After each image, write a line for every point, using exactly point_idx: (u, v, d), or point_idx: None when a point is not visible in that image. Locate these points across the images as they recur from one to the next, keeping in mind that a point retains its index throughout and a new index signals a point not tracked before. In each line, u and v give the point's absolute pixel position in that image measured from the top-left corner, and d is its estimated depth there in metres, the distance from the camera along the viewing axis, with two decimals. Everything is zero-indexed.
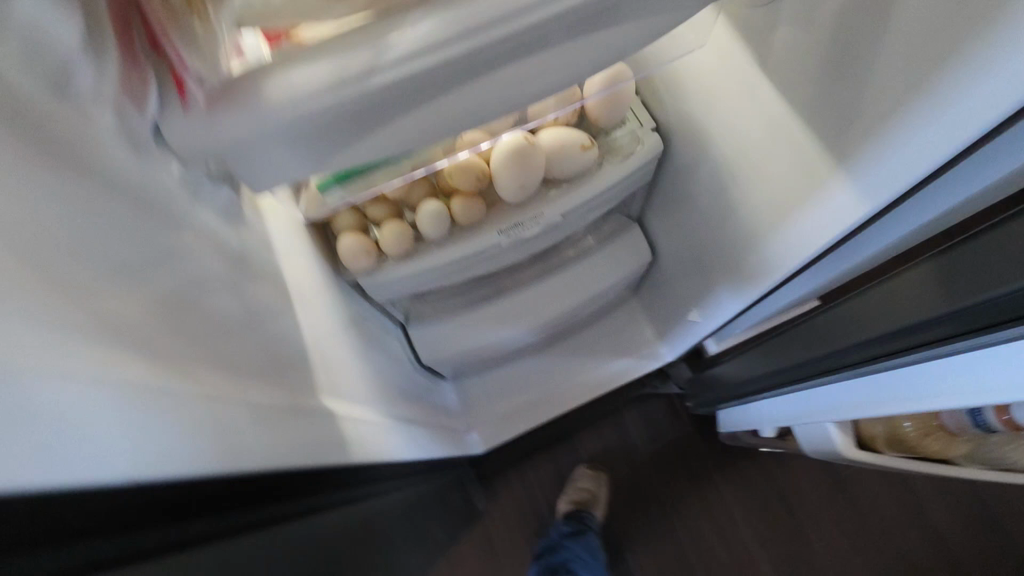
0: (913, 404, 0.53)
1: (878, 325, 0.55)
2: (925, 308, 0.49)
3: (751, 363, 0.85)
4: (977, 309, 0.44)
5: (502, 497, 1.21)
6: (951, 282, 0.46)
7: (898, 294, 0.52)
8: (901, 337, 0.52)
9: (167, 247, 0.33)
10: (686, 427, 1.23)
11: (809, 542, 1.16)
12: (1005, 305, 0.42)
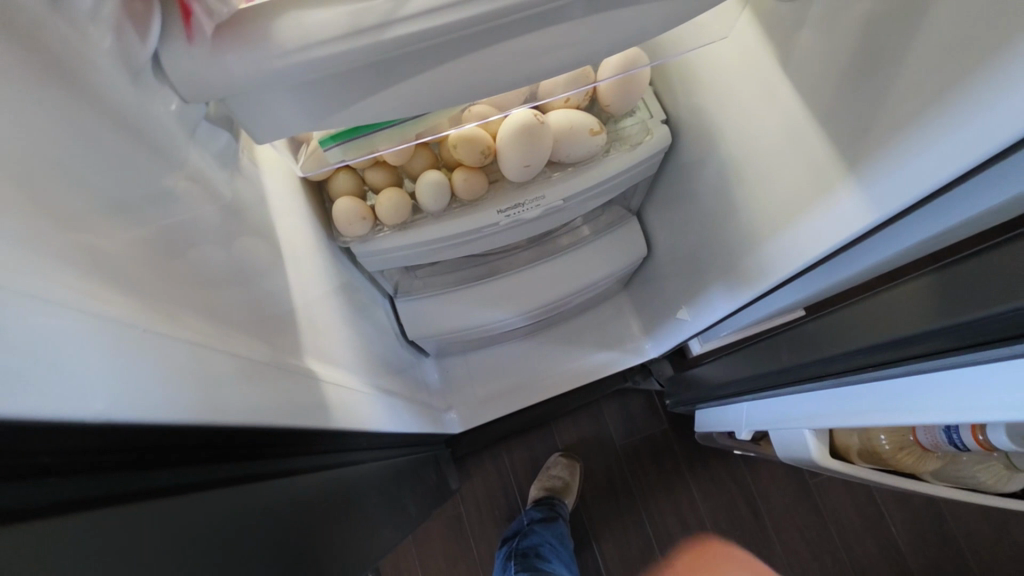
0: (892, 417, 0.53)
1: (867, 336, 0.55)
2: (917, 322, 0.49)
3: (734, 366, 0.86)
4: (969, 326, 0.44)
5: (475, 479, 1.21)
6: (947, 298, 0.46)
7: (892, 307, 0.52)
8: (889, 350, 0.52)
9: (159, 184, 0.31)
10: (662, 424, 1.24)
11: (770, 545, 1.18)
12: (997, 324, 0.42)
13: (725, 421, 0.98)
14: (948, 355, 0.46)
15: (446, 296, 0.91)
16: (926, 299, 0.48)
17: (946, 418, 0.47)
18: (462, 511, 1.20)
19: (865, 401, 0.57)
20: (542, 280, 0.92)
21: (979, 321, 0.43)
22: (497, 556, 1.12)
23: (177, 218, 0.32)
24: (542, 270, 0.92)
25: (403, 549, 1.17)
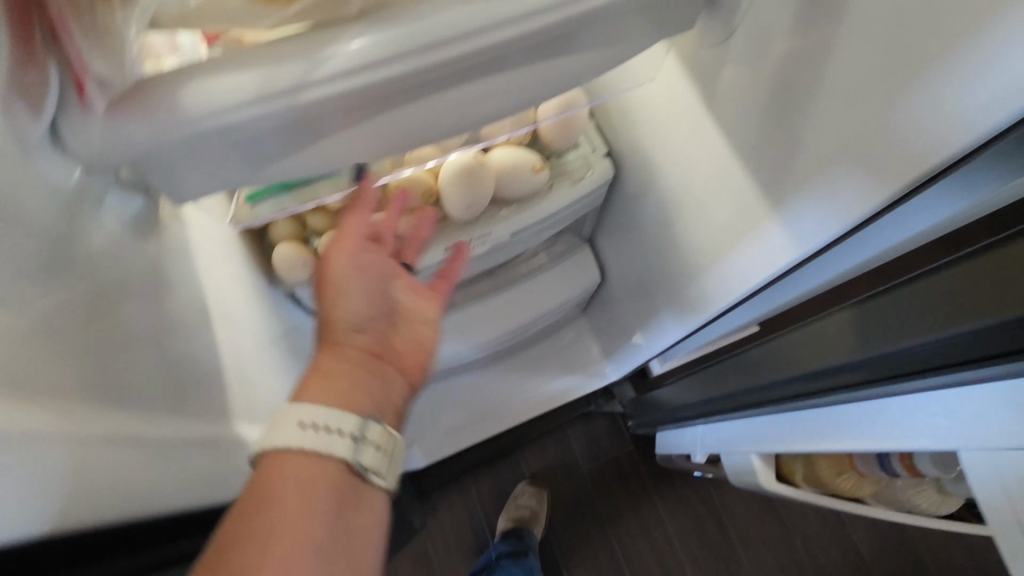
0: (835, 442, 0.56)
1: (803, 365, 0.58)
2: (843, 351, 0.52)
3: (691, 389, 0.86)
4: (892, 356, 0.47)
5: (441, 513, 1.20)
6: (867, 330, 0.49)
7: (820, 337, 0.55)
8: (822, 377, 0.55)
9: (46, 260, 0.30)
10: (627, 445, 1.25)
11: (738, 560, 1.19)
12: (923, 354, 0.44)
13: (682, 443, 0.99)
14: (900, 382, 0.47)
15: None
16: (875, 322, 0.48)
17: (884, 443, 0.51)
18: (429, 548, 1.17)
19: (826, 425, 0.58)
20: (496, 312, 0.92)
21: (927, 346, 0.43)
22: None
23: (65, 292, 0.31)
24: (497, 302, 0.92)
25: None
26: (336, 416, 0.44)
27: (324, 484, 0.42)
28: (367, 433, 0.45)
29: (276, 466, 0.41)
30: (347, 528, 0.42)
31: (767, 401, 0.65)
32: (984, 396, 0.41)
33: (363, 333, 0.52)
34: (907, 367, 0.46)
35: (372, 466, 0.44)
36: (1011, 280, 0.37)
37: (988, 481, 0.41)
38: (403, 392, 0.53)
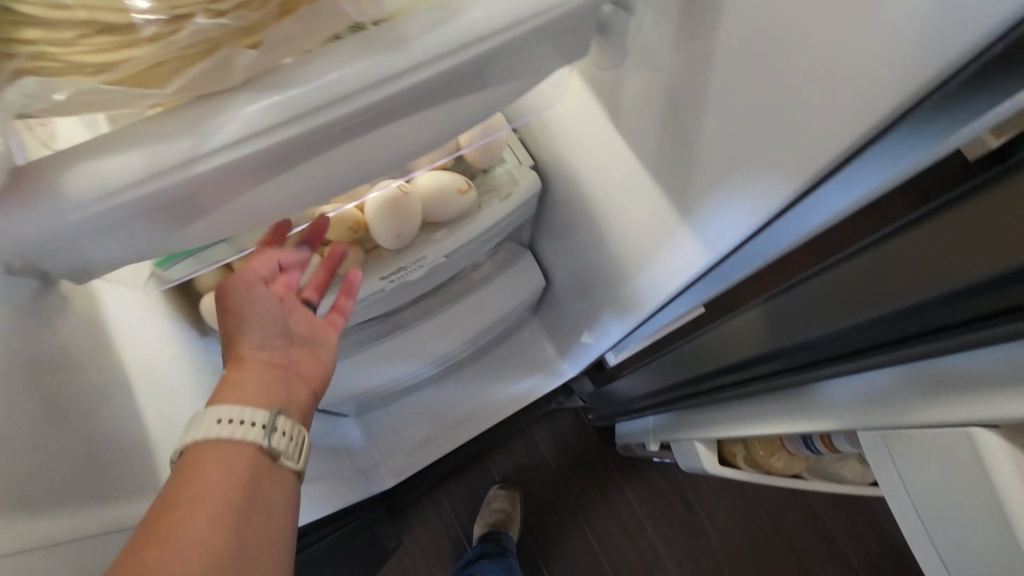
0: (759, 425, 0.64)
1: (735, 354, 0.66)
2: (767, 341, 0.60)
3: (647, 379, 0.90)
4: (807, 344, 0.55)
5: (416, 527, 1.20)
6: (783, 322, 0.58)
7: (747, 330, 0.63)
8: (750, 365, 0.64)
9: None
10: (591, 436, 1.28)
11: (706, 533, 1.24)
12: (831, 342, 0.52)
13: (639, 433, 1.02)
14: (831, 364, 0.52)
15: (352, 358, 0.89)
16: (815, 307, 0.54)
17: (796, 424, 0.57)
18: (409, 565, 1.18)
19: (765, 406, 0.63)
20: (444, 327, 0.92)
21: (855, 329, 0.49)
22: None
23: None
24: (444, 317, 0.93)
25: None
26: (250, 410, 0.48)
27: (240, 467, 0.45)
28: (276, 421, 0.48)
29: (195, 459, 0.44)
30: (262, 502, 0.45)
31: (707, 387, 0.72)
32: (892, 379, 0.46)
33: (266, 352, 0.54)
34: (839, 349, 0.51)
35: (281, 450, 0.48)
36: (928, 275, 0.43)
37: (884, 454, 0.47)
38: (307, 397, 0.56)
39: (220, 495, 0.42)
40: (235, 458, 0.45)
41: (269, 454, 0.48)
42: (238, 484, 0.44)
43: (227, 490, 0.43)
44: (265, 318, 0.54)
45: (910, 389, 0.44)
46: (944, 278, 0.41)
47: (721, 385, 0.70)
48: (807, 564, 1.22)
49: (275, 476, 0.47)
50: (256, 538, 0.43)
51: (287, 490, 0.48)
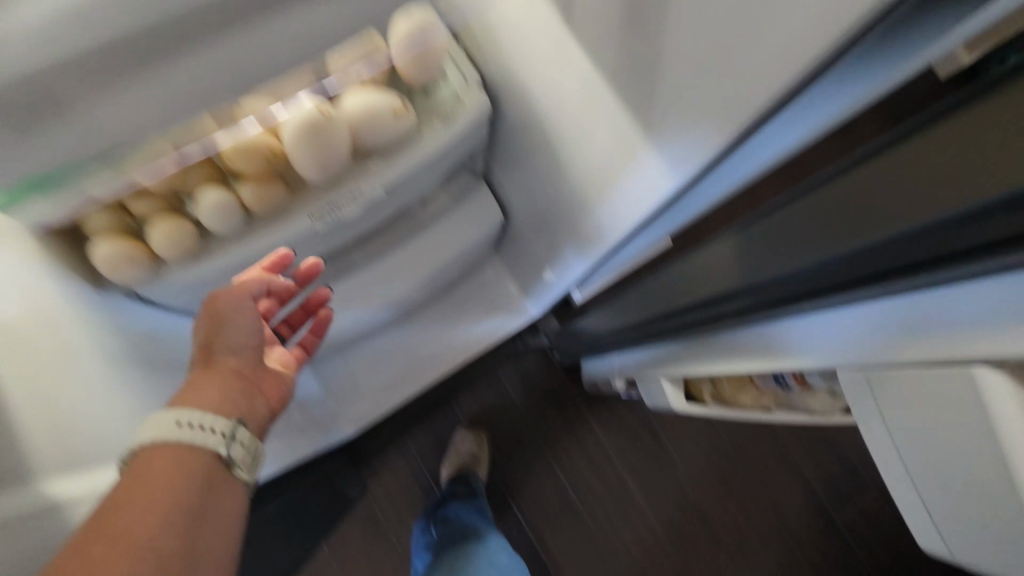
0: (723, 364, 0.62)
1: (708, 290, 0.63)
2: (744, 276, 0.58)
3: (618, 314, 0.86)
4: (782, 282, 0.53)
5: (382, 473, 1.18)
6: (768, 254, 0.56)
7: (729, 263, 0.61)
8: (719, 303, 0.61)
9: None
10: (559, 374, 1.26)
11: (672, 462, 1.26)
12: (810, 280, 0.49)
13: (606, 369, 0.99)
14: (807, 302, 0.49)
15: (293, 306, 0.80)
16: (809, 239, 0.51)
17: (763, 365, 0.56)
18: (376, 510, 1.17)
19: (729, 345, 0.61)
20: (392, 268, 0.83)
21: (838, 261, 0.46)
22: (417, 528, 1.13)
23: None
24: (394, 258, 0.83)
25: (323, 561, 1.14)
26: (206, 417, 0.55)
27: (196, 469, 0.53)
28: (235, 430, 0.56)
29: (152, 454, 0.51)
30: (213, 501, 0.52)
31: (669, 326, 0.69)
32: (867, 318, 0.44)
33: (237, 360, 0.63)
34: (818, 283, 0.48)
35: (236, 457, 0.56)
36: (932, 195, 0.41)
37: (858, 392, 0.46)
38: (265, 411, 0.64)
39: (184, 485, 0.50)
40: (187, 462, 0.52)
41: (225, 462, 0.55)
42: (201, 475, 0.52)
43: (184, 471, 0.51)
44: (242, 342, 0.63)
45: (895, 331, 0.42)
46: (949, 203, 0.40)
47: (682, 325, 0.67)
48: (767, 485, 1.26)
49: (226, 483, 0.54)
50: (203, 534, 0.49)
51: (236, 494, 0.55)
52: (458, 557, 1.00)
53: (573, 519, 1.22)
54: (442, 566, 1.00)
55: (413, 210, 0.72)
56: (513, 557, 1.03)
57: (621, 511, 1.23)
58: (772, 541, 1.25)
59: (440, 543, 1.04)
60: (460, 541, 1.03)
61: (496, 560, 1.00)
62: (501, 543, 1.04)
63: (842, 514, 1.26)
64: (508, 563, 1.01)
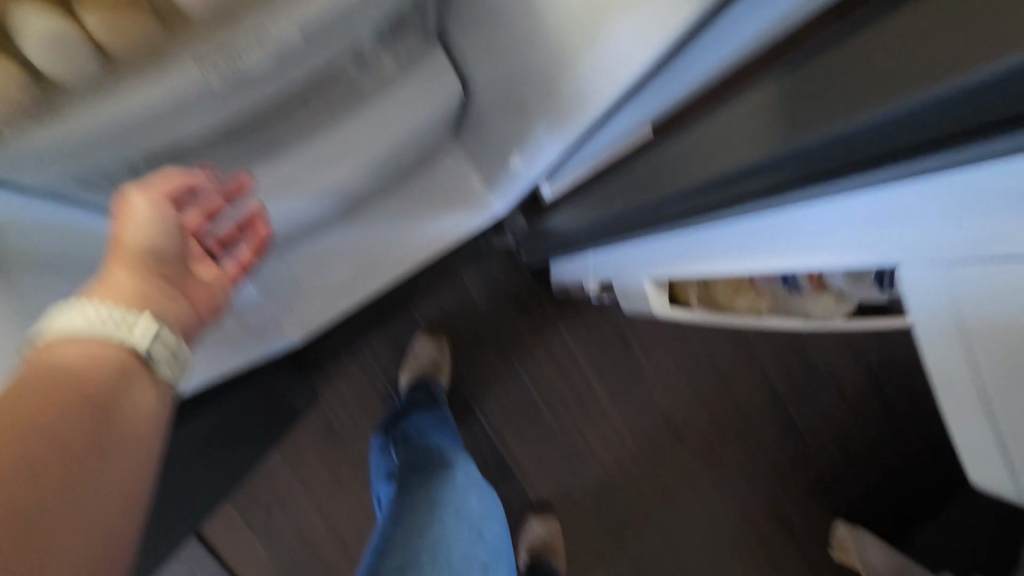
0: (777, 257, 0.50)
1: (708, 172, 0.48)
2: (752, 151, 0.42)
3: (590, 212, 0.75)
4: (808, 155, 0.37)
5: (335, 381, 1.12)
6: (779, 116, 0.39)
7: (729, 137, 0.45)
8: (729, 187, 0.46)
9: None
10: (526, 277, 1.17)
11: (640, 367, 1.23)
12: (844, 147, 0.34)
13: (576, 271, 0.90)
14: (829, 178, 0.37)
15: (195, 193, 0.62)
16: (805, 100, 0.36)
17: (835, 256, 0.44)
18: (332, 418, 1.11)
19: (730, 244, 0.54)
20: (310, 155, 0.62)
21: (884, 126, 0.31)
22: (378, 444, 0.99)
23: None
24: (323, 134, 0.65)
25: (276, 468, 1.10)
26: (121, 315, 0.46)
27: (107, 364, 0.43)
28: (159, 333, 0.47)
29: (57, 343, 0.42)
30: (118, 396, 0.42)
31: (671, 215, 0.56)
32: (897, 206, 0.38)
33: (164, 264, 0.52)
34: (836, 161, 0.36)
35: (158, 359, 0.47)
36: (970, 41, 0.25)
37: (931, 301, 0.38)
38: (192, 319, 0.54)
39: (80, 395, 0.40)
40: (100, 356, 0.43)
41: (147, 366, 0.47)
42: (112, 372, 0.43)
43: (95, 363, 0.43)
44: (167, 246, 0.52)
45: None
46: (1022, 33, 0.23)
47: (689, 211, 0.53)
48: (732, 387, 1.26)
49: (146, 383, 0.46)
50: (116, 422, 0.41)
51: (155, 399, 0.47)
52: (421, 489, 0.85)
53: (539, 423, 1.19)
54: (399, 498, 0.85)
55: (357, 76, 0.55)
56: (485, 500, 0.88)
57: (587, 414, 1.21)
58: (733, 439, 1.27)
59: (402, 471, 0.89)
60: (426, 470, 0.88)
61: (465, 504, 0.85)
62: (472, 481, 0.89)
63: (797, 411, 1.29)
64: (478, 507, 0.86)
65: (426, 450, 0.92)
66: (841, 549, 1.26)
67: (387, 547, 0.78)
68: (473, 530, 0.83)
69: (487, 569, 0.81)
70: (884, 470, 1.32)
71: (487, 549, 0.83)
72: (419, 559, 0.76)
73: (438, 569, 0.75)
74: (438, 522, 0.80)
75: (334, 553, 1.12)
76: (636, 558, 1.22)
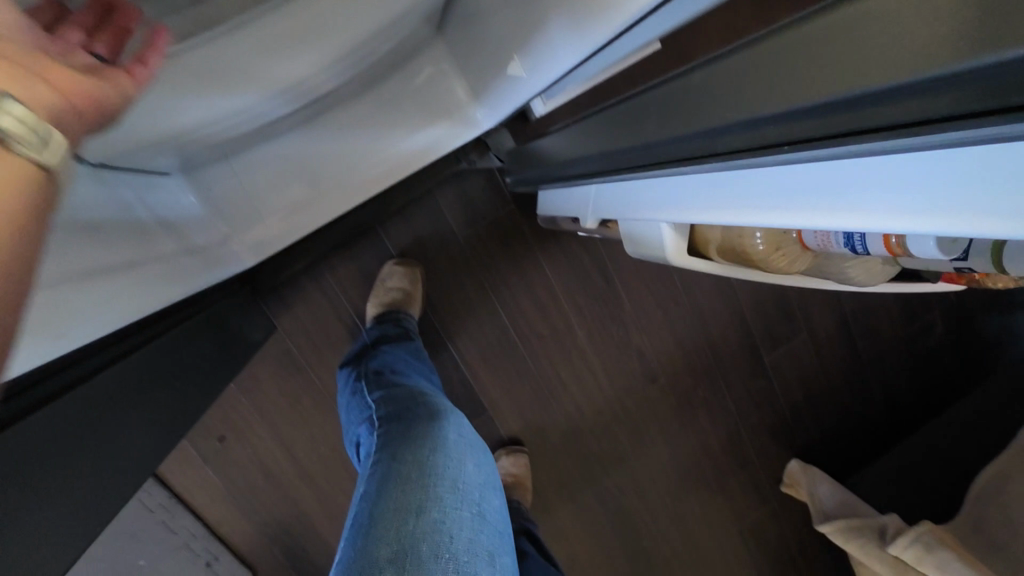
0: (791, 220, 0.39)
1: (732, 111, 0.37)
2: (794, 93, 0.31)
3: (584, 141, 0.64)
4: (881, 97, 0.27)
5: (295, 307, 1.03)
6: (838, 51, 0.28)
7: (760, 69, 0.34)
8: (761, 131, 0.35)
9: None
10: (506, 203, 1.09)
11: (621, 305, 1.18)
12: (948, 88, 0.24)
13: (569, 205, 0.82)
14: (875, 134, 0.29)
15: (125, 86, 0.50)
16: (850, 40, 0.27)
17: (874, 223, 0.34)
18: (292, 347, 1.03)
19: (724, 200, 0.45)
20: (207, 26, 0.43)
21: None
22: (345, 380, 0.91)
23: None
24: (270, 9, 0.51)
25: (230, 397, 1.02)
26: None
27: None
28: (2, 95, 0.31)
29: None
30: None
31: (685, 159, 0.45)
32: (945, 163, 0.29)
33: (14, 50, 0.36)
34: (890, 116, 0.27)
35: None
36: None
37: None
38: (66, 111, 0.38)
39: None
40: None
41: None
42: None
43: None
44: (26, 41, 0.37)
45: None
46: None
47: (706, 157, 0.43)
48: (709, 329, 1.24)
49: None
50: None
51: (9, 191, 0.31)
52: (406, 444, 0.69)
53: (512, 358, 1.14)
54: (378, 450, 0.71)
55: None
56: (482, 465, 0.71)
57: (562, 351, 1.16)
58: (705, 380, 1.26)
59: (382, 419, 0.76)
60: (411, 419, 0.73)
61: (460, 473, 0.67)
62: (466, 440, 0.72)
63: (769, 354, 1.30)
64: (475, 473, 0.69)
65: (408, 394, 0.79)
66: (790, 483, 1.31)
67: (367, 520, 0.62)
68: (474, 510, 0.65)
69: (493, 559, 0.62)
70: (839, 411, 1.37)
71: (493, 534, 0.65)
72: (404, 528, 0.60)
73: (432, 545, 0.59)
74: (427, 490, 0.64)
75: (294, 484, 1.07)
76: (601, 491, 1.23)
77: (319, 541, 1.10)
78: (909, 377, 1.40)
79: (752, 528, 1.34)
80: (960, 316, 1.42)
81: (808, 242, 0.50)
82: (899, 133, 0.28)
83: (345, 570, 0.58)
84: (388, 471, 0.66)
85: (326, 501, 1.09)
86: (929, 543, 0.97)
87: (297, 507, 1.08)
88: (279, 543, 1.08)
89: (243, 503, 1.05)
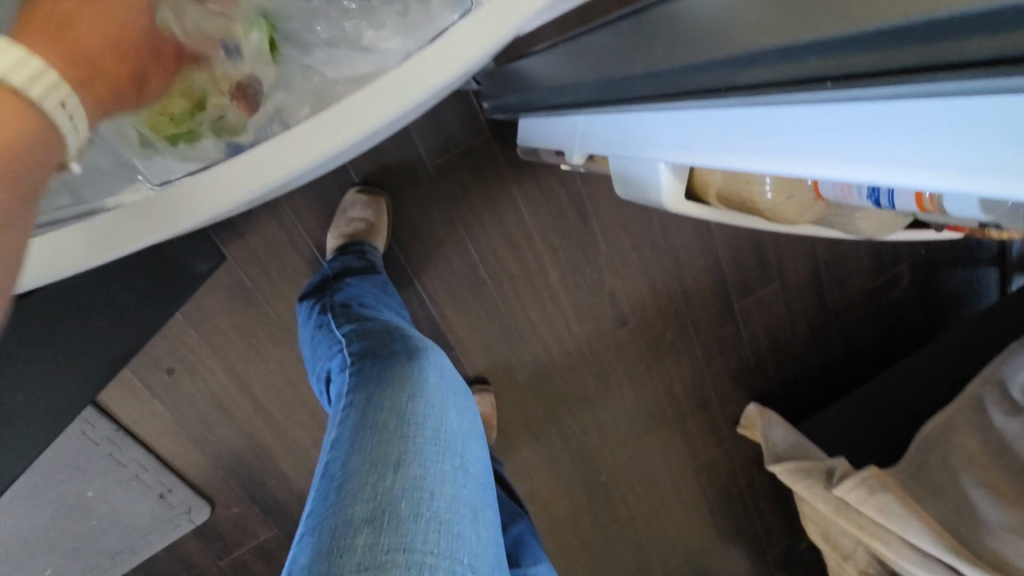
0: (796, 169, 0.35)
1: (742, 39, 0.31)
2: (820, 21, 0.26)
3: (571, 67, 0.55)
4: (918, 31, 0.23)
5: (248, 236, 0.95)
6: None
7: None
8: (768, 67, 0.31)
9: None
10: (480, 131, 1.01)
11: (597, 247, 1.13)
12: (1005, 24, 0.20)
13: (553, 138, 0.74)
14: (931, 76, 0.24)
15: None
16: None
17: (892, 179, 0.30)
18: (243, 277, 0.96)
19: (732, 139, 0.40)
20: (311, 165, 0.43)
21: None
22: (306, 313, 0.84)
23: None
24: (331, 26, 0.41)
25: (178, 330, 0.95)
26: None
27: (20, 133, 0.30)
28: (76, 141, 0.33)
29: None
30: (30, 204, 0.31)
31: (675, 92, 0.40)
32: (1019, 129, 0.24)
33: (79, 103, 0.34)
34: (961, 53, 0.22)
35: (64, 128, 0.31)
36: None
37: None
38: None
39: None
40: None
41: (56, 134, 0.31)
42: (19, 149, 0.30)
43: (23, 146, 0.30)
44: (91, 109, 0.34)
45: None
46: None
47: (698, 91, 0.38)
48: (683, 276, 1.22)
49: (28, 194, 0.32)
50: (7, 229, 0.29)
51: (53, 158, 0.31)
52: (384, 390, 0.65)
53: (480, 297, 1.10)
54: (351, 394, 0.67)
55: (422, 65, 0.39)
56: (465, 414, 0.68)
57: (534, 292, 1.12)
58: (674, 325, 1.26)
59: (355, 356, 0.71)
60: (388, 360, 0.68)
61: (441, 422, 0.63)
62: (448, 385, 0.69)
63: (739, 302, 1.30)
64: (458, 424, 0.66)
65: (384, 329, 0.74)
66: (747, 426, 1.35)
67: (340, 473, 0.59)
68: (456, 464, 0.62)
69: (477, 516, 0.60)
70: (799, 358, 1.40)
71: (476, 489, 0.62)
72: (383, 484, 0.57)
73: (411, 502, 0.56)
74: (408, 442, 0.60)
75: (250, 419, 1.03)
76: (565, 430, 1.25)
77: (277, 475, 1.07)
78: (871, 327, 1.44)
79: (708, 466, 1.39)
80: (928, 269, 1.44)
81: (827, 194, 0.46)
82: (963, 77, 0.22)
83: (319, 525, 0.55)
84: (362, 421, 0.62)
85: (285, 436, 1.05)
86: (872, 487, 1.02)
87: (254, 441, 1.04)
88: (235, 476, 1.05)
89: (195, 437, 1.01)
